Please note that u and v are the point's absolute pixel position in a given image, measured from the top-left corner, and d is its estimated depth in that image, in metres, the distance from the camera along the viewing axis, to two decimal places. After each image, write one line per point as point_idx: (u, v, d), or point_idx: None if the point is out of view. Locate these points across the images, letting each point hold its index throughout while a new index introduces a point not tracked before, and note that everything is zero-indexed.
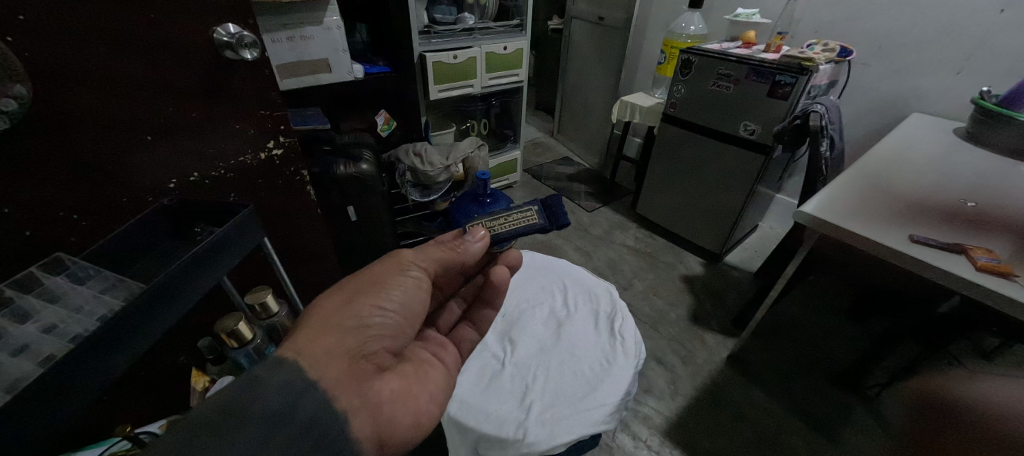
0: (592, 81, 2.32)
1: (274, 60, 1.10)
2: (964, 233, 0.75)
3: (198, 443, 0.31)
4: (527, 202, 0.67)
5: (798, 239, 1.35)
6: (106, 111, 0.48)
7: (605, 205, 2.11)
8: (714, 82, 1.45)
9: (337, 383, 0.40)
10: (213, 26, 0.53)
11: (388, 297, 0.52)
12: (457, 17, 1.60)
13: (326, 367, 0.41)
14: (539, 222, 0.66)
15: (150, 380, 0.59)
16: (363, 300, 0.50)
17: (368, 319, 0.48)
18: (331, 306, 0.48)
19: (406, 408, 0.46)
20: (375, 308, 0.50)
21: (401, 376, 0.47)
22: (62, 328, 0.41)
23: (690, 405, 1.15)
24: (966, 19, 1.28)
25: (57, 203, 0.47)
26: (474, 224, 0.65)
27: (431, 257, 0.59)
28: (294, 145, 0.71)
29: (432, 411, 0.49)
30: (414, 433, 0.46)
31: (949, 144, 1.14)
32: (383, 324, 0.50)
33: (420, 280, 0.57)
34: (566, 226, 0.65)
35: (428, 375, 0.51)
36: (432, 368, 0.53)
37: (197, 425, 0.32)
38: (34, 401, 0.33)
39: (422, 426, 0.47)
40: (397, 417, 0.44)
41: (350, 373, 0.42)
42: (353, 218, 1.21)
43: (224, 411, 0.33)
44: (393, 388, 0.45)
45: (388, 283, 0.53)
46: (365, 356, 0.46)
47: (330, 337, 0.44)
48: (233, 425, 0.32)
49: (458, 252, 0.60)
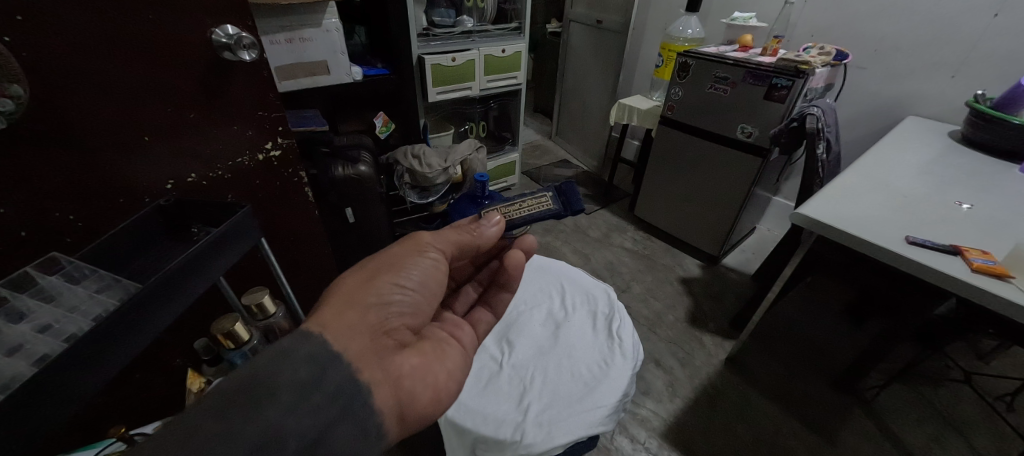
0: (590, 83, 2.33)
1: (273, 62, 1.10)
2: (958, 233, 0.76)
3: (228, 410, 0.31)
4: (541, 189, 0.68)
5: (795, 240, 1.36)
6: (102, 111, 0.48)
7: (603, 207, 2.11)
8: (712, 85, 1.46)
9: (360, 356, 0.40)
10: (212, 27, 0.53)
11: (407, 275, 0.52)
12: (456, 20, 1.59)
13: (350, 340, 0.41)
14: (554, 208, 0.67)
15: (144, 382, 0.59)
16: (384, 278, 0.50)
17: (389, 297, 0.48)
18: (351, 285, 0.48)
19: (426, 383, 0.46)
20: (395, 286, 0.50)
21: (420, 353, 0.48)
22: (56, 328, 0.40)
23: (688, 406, 1.15)
24: (960, 23, 1.29)
25: (53, 205, 0.47)
26: (489, 210, 0.65)
27: (448, 239, 0.59)
28: (292, 147, 0.71)
29: (450, 389, 0.49)
30: (433, 408, 0.46)
31: (945, 146, 1.15)
32: (403, 301, 0.49)
33: (437, 262, 0.56)
34: (580, 212, 0.65)
35: (446, 353, 0.51)
36: (450, 348, 0.53)
37: (225, 392, 0.32)
38: (30, 401, 0.33)
39: (442, 401, 0.47)
40: (417, 390, 0.44)
41: (372, 349, 0.42)
42: (352, 219, 1.21)
43: (247, 383, 0.33)
44: (413, 364, 0.46)
45: (407, 263, 0.53)
46: (387, 332, 0.46)
47: (352, 313, 0.44)
48: (259, 395, 0.32)
49: (475, 236, 0.60)
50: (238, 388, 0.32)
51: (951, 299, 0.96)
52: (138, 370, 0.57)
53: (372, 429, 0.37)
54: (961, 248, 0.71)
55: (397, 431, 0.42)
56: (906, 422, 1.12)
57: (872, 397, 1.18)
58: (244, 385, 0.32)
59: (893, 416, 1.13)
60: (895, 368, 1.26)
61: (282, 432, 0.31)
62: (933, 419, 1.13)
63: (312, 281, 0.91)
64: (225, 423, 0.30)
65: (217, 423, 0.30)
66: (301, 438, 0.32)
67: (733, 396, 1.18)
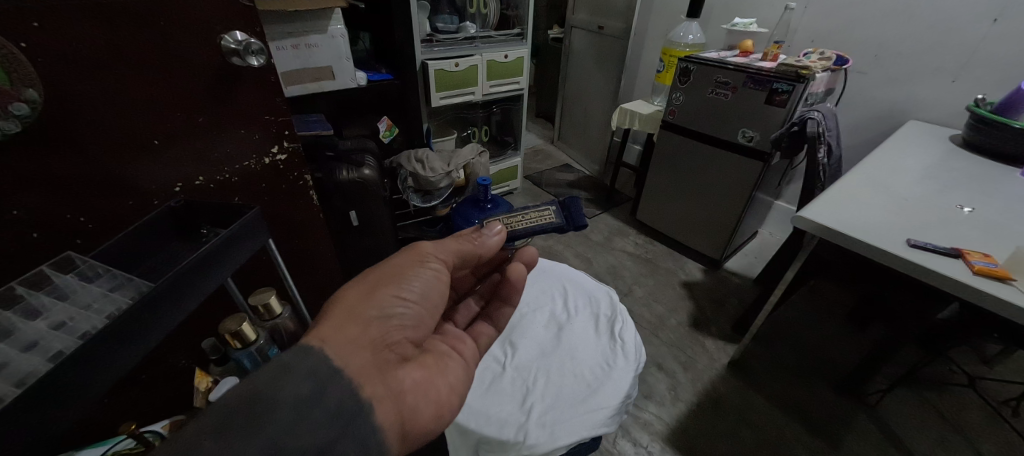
0: (592, 88, 2.35)
1: (280, 67, 1.12)
2: (960, 237, 0.76)
3: (229, 425, 0.31)
4: (544, 202, 0.69)
5: (797, 243, 1.36)
6: (112, 114, 0.48)
7: (605, 211, 2.12)
8: (713, 90, 1.47)
9: (362, 371, 0.41)
10: (222, 34, 0.54)
11: (409, 287, 0.52)
12: (459, 26, 1.63)
13: (351, 356, 0.41)
14: (556, 221, 0.68)
15: (152, 384, 0.59)
16: (385, 290, 0.50)
17: (390, 310, 0.49)
18: (353, 298, 0.48)
19: (429, 397, 0.47)
20: (397, 299, 0.50)
21: (422, 367, 0.49)
22: (72, 325, 0.41)
23: (690, 411, 1.14)
24: (960, 28, 1.30)
25: (64, 206, 0.48)
26: (490, 220, 0.66)
27: (450, 249, 0.59)
28: (297, 150, 0.72)
29: (453, 402, 0.50)
30: (436, 423, 0.47)
31: (945, 150, 1.16)
32: (404, 314, 0.50)
33: (439, 272, 0.56)
34: (584, 227, 0.66)
35: (448, 367, 0.52)
36: (451, 361, 0.54)
37: (227, 406, 0.32)
38: (44, 398, 0.33)
39: (445, 415, 0.48)
40: (419, 405, 0.45)
41: (373, 364, 0.43)
42: (355, 223, 1.22)
43: (248, 397, 0.33)
44: (415, 379, 0.46)
45: (408, 275, 0.53)
46: (388, 346, 0.47)
47: (354, 326, 0.44)
48: (259, 410, 0.33)
49: (476, 246, 0.61)
50: (239, 402, 0.33)
51: (954, 303, 0.95)
52: (145, 371, 0.58)
53: (374, 444, 0.38)
54: (963, 251, 0.71)
55: (399, 446, 0.42)
56: (910, 427, 1.11)
57: (876, 402, 1.17)
58: (245, 401, 0.33)
59: (897, 421, 1.12)
60: (898, 372, 1.25)
61: (281, 449, 0.32)
62: (937, 424, 1.12)
63: (316, 285, 0.91)
64: (227, 440, 0.31)
65: (215, 441, 0.30)
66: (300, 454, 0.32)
67: (735, 399, 1.18)
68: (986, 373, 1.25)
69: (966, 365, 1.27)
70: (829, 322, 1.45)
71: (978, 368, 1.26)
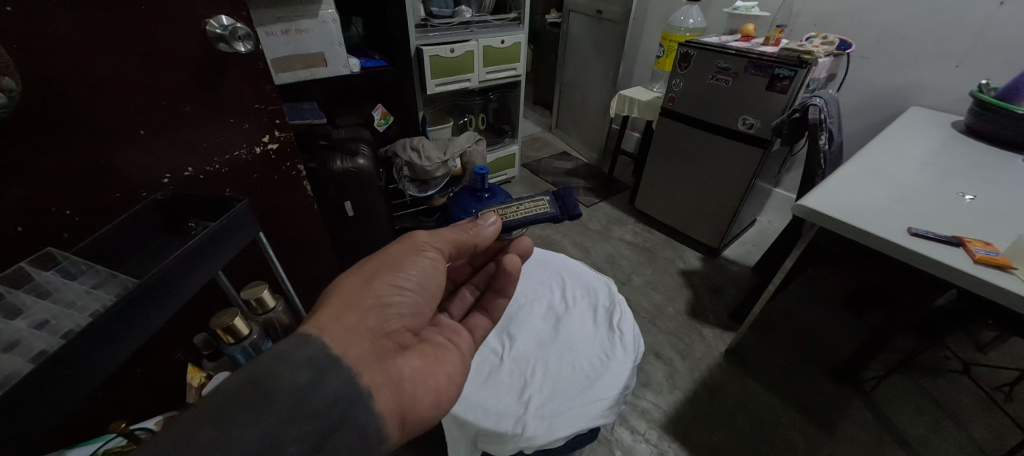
0: (590, 75, 2.31)
1: (269, 54, 1.09)
2: (962, 226, 0.75)
3: (225, 414, 0.31)
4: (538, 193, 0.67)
5: (796, 231, 1.36)
6: (93, 103, 0.46)
7: (604, 200, 2.11)
8: (713, 76, 1.44)
9: (360, 359, 0.40)
10: (206, 19, 0.52)
11: (407, 276, 0.51)
12: (455, 10, 1.55)
13: (350, 344, 0.41)
14: (551, 212, 0.66)
15: (144, 378, 0.59)
16: (382, 279, 0.49)
17: (388, 299, 0.48)
18: (350, 286, 0.47)
19: (427, 386, 0.46)
20: (395, 287, 0.50)
21: (421, 355, 0.48)
22: (52, 324, 0.39)
23: (689, 398, 1.15)
24: (966, 11, 1.27)
25: (49, 199, 0.46)
26: (486, 210, 0.65)
27: (446, 238, 0.58)
28: (289, 140, 0.70)
29: (451, 392, 0.49)
30: (435, 411, 0.46)
31: (947, 137, 1.14)
32: (402, 303, 0.49)
33: (436, 261, 0.56)
34: (578, 217, 0.64)
35: (447, 356, 0.52)
36: (449, 351, 0.53)
37: (224, 395, 0.32)
38: (23, 404, 0.32)
39: (443, 403, 0.47)
40: (418, 393, 0.44)
41: (372, 352, 0.42)
42: (351, 213, 1.21)
43: (245, 386, 0.32)
44: (414, 367, 0.46)
45: (406, 264, 0.52)
46: (387, 334, 0.46)
47: (352, 315, 0.44)
48: (255, 400, 0.32)
49: (473, 235, 0.60)
50: (236, 391, 0.32)
51: (951, 290, 0.96)
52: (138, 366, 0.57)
53: (373, 432, 0.37)
54: (964, 239, 0.71)
55: (399, 435, 0.41)
56: (904, 413, 1.12)
57: (871, 388, 1.18)
58: (243, 390, 0.32)
59: (892, 406, 1.14)
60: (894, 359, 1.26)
61: (281, 437, 0.31)
62: (930, 409, 1.14)
63: (312, 276, 0.91)
64: (225, 428, 0.30)
65: (213, 429, 0.30)
66: (300, 444, 0.32)
67: (733, 387, 1.19)
68: (980, 359, 1.26)
69: (960, 351, 1.28)
70: (827, 310, 1.46)
71: (972, 354, 1.27)
